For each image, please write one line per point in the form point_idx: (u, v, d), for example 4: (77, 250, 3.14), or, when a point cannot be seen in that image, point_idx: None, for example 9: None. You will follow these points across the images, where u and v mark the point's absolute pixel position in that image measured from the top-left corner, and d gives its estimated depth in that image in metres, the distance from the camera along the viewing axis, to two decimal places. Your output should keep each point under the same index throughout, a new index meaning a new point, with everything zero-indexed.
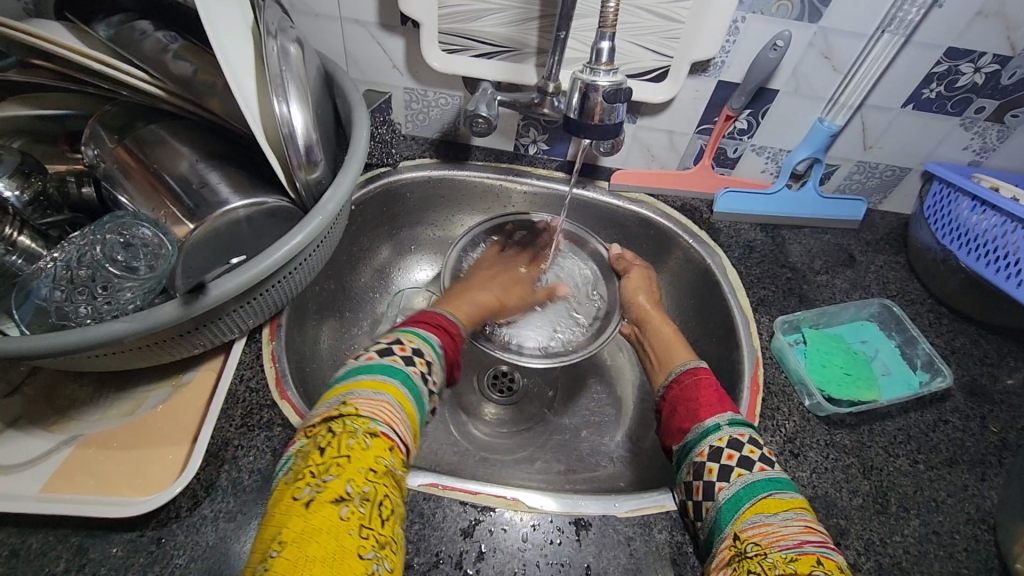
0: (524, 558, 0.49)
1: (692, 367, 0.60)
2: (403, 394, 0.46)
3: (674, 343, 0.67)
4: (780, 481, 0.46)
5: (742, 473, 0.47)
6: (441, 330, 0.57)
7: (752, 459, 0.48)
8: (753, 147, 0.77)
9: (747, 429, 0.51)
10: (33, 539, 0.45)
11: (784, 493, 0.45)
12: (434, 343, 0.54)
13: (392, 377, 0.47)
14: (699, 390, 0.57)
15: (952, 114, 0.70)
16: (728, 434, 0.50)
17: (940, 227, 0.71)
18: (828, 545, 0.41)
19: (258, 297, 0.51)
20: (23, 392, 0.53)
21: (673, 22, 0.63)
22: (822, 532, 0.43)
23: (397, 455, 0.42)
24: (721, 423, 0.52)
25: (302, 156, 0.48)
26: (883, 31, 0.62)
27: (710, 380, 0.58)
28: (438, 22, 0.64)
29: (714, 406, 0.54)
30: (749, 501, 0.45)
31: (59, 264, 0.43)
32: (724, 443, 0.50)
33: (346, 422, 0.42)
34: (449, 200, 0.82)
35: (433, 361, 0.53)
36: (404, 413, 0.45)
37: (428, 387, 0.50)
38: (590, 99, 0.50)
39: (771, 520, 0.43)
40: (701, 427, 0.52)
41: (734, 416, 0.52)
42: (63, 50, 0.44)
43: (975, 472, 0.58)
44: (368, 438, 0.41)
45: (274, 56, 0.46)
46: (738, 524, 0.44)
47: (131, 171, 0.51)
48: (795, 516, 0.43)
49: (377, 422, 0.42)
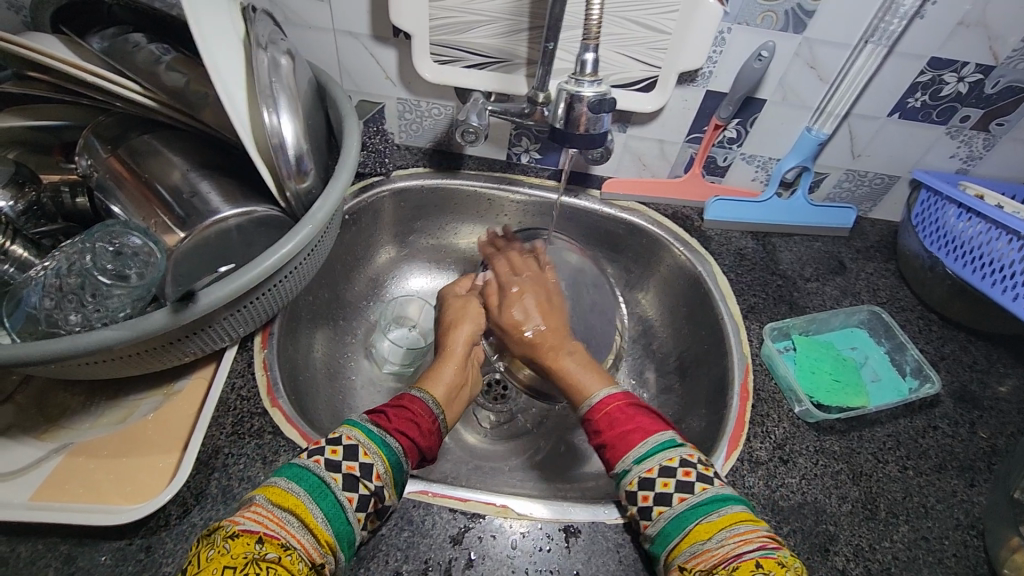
0: (513, 565, 0.49)
1: (593, 402, 0.55)
2: (288, 486, 0.42)
3: (580, 369, 0.60)
4: (705, 503, 0.45)
5: (662, 510, 0.46)
6: (385, 408, 0.52)
7: (668, 495, 0.46)
8: (743, 155, 0.78)
9: (655, 462, 0.48)
10: (22, 548, 0.45)
11: (711, 513, 0.44)
12: (365, 423, 0.49)
13: (277, 476, 0.43)
14: (603, 431, 0.53)
15: (937, 123, 0.70)
16: (636, 475, 0.48)
17: (927, 234, 0.71)
18: (766, 546, 0.41)
19: (250, 305, 0.51)
20: (14, 401, 0.53)
21: (660, 33, 0.64)
22: (764, 536, 0.42)
23: (273, 544, 0.38)
24: (628, 466, 0.49)
25: (292, 166, 0.49)
26: (867, 42, 0.63)
27: (611, 412, 0.53)
28: (430, 34, 0.65)
29: (619, 446, 0.51)
30: (677, 534, 0.45)
31: (49, 273, 0.43)
32: (635, 486, 0.48)
33: (210, 536, 0.40)
34: (442, 210, 0.82)
35: (356, 439, 0.46)
36: (280, 506, 0.41)
37: (343, 470, 0.44)
38: (575, 109, 0.51)
39: (707, 546, 0.42)
40: (613, 475, 0.50)
41: (640, 453, 0.49)
42: (54, 62, 0.45)
43: (964, 478, 0.59)
44: (228, 542, 0.38)
45: (265, 68, 0.47)
46: (681, 556, 0.44)
47: (124, 180, 0.51)
48: (727, 533, 0.42)
49: (238, 523, 0.39)
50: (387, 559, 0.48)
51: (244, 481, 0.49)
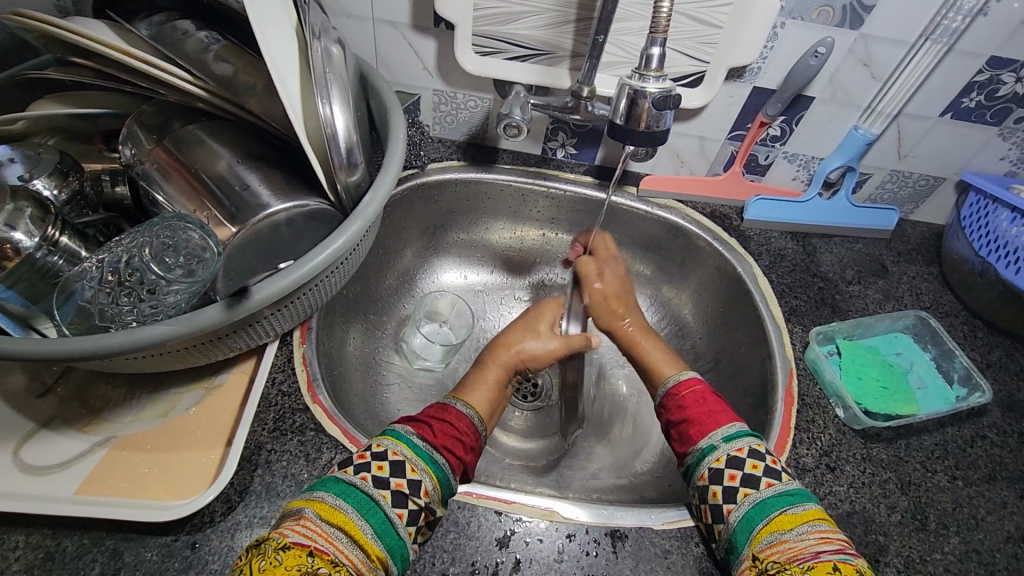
0: (560, 570, 0.48)
1: (673, 384, 0.57)
2: (336, 502, 0.41)
3: (661, 355, 0.62)
4: (791, 493, 0.45)
5: (748, 493, 0.46)
6: (432, 421, 0.49)
7: (756, 476, 0.46)
8: (785, 154, 0.76)
9: (744, 443, 0.49)
10: (68, 542, 0.44)
11: (796, 505, 0.44)
12: (411, 436, 0.47)
13: (322, 491, 0.42)
14: (687, 408, 0.53)
15: (990, 124, 0.69)
16: (725, 453, 0.48)
17: (977, 238, 0.70)
18: (846, 551, 0.41)
19: (295, 301, 0.50)
20: (56, 393, 0.53)
21: (711, 27, 0.62)
22: (841, 540, 0.42)
23: (323, 560, 0.37)
24: (716, 442, 0.49)
25: (343, 158, 0.48)
26: (926, 39, 0.61)
27: (695, 393, 0.54)
28: (473, 24, 0.64)
29: (706, 422, 0.52)
30: (761, 523, 0.44)
31: (104, 265, 0.43)
32: (723, 463, 0.48)
33: (260, 547, 0.38)
34: (476, 204, 0.81)
35: (404, 455, 0.45)
36: (329, 522, 0.40)
37: (390, 487, 0.43)
38: (638, 105, 0.51)
39: (786, 536, 0.42)
40: (697, 448, 0.50)
41: (731, 430, 0.50)
42: (107, 49, 0.44)
43: (1014, 489, 0.57)
44: (279, 555, 0.37)
45: (319, 58, 0.45)
46: (755, 545, 0.43)
47: (170, 171, 0.50)
48: (809, 528, 0.42)
49: (287, 536, 0.38)
50: (433, 561, 0.47)
51: (287, 478, 0.49)
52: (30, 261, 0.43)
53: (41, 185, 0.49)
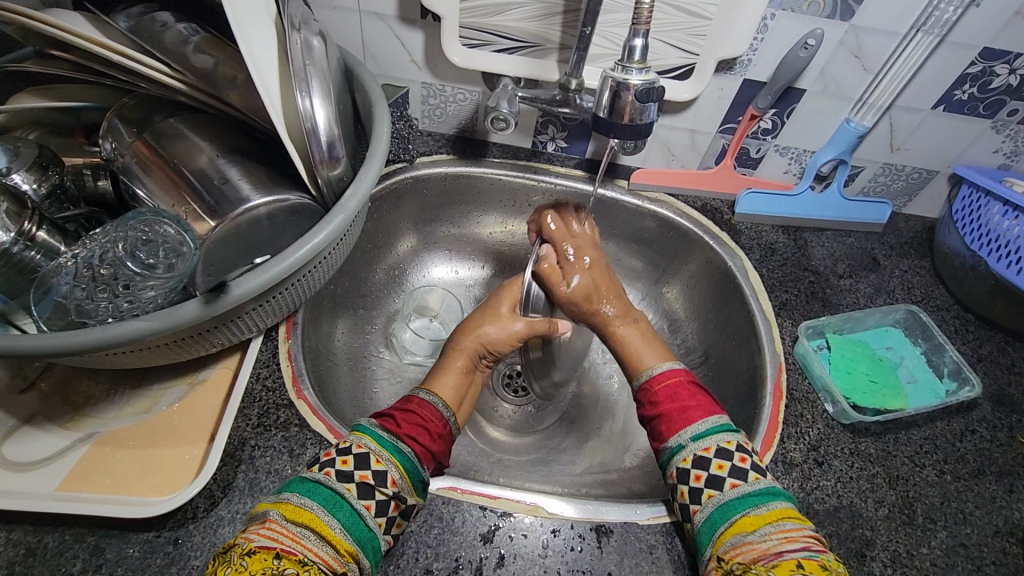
0: (545, 566, 0.48)
1: (653, 373, 0.54)
2: (302, 500, 0.41)
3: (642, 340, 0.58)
4: (755, 494, 0.44)
5: (712, 495, 0.46)
6: (396, 413, 0.49)
7: (721, 478, 0.46)
8: (777, 147, 0.75)
9: (713, 441, 0.48)
10: (49, 538, 0.44)
11: (760, 506, 0.44)
12: (375, 428, 0.47)
13: (284, 492, 0.42)
14: (659, 403, 0.52)
15: (983, 116, 0.68)
16: (691, 453, 0.48)
17: (969, 231, 0.69)
18: (812, 549, 0.41)
19: (278, 296, 0.50)
20: (38, 389, 0.53)
21: (700, 18, 0.62)
22: (807, 536, 0.42)
23: (291, 560, 0.37)
24: (684, 442, 0.49)
25: (324, 152, 0.47)
26: (918, 30, 0.61)
27: (672, 385, 0.52)
28: (460, 16, 0.63)
29: (678, 419, 0.50)
30: (723, 523, 0.44)
31: (80, 261, 0.42)
32: (689, 464, 0.47)
33: (225, 553, 0.38)
34: (466, 198, 0.80)
35: (366, 447, 0.45)
36: (295, 521, 0.40)
37: (356, 479, 0.43)
38: (621, 98, 0.50)
39: (750, 538, 0.42)
40: (666, 448, 0.50)
41: (701, 429, 0.49)
42: (83, 41, 0.43)
43: (1002, 484, 0.57)
44: (245, 559, 0.36)
45: (298, 50, 0.45)
46: (720, 546, 0.43)
47: (150, 165, 0.49)
48: (773, 528, 0.42)
49: (253, 540, 0.38)
50: (417, 557, 0.47)
51: (271, 474, 0.49)
52: (7, 257, 0.42)
53: (20, 179, 0.48)
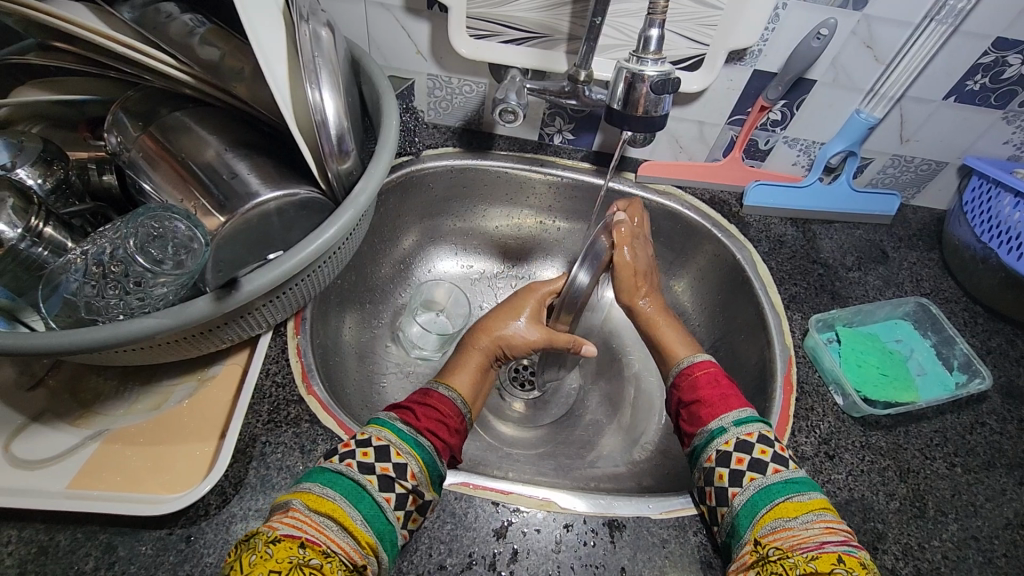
0: (558, 560, 0.48)
1: (690, 363, 0.56)
2: (323, 490, 0.41)
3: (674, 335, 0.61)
4: (795, 481, 0.45)
5: (755, 477, 0.45)
6: (417, 407, 0.49)
7: (763, 463, 0.46)
8: (786, 139, 0.75)
9: (754, 428, 0.48)
10: (61, 536, 0.44)
11: (802, 493, 0.44)
12: (395, 423, 0.47)
13: (307, 481, 0.42)
14: (698, 389, 0.53)
15: (995, 107, 0.67)
16: (734, 436, 0.48)
17: (979, 223, 0.69)
18: (851, 543, 0.41)
19: (288, 292, 0.50)
20: (46, 385, 0.52)
21: (711, 8, 0.61)
22: (844, 529, 0.42)
23: (314, 550, 0.37)
24: (726, 425, 0.49)
25: (334, 146, 0.47)
26: (931, 20, 0.60)
27: (709, 374, 0.54)
28: (468, 7, 0.62)
29: (717, 405, 0.51)
30: (765, 506, 0.44)
31: (89, 257, 0.42)
32: (732, 447, 0.47)
33: (249, 541, 0.38)
34: (472, 191, 0.80)
35: (389, 441, 0.45)
36: (318, 510, 0.40)
37: (377, 471, 0.43)
38: (636, 89, 0.49)
39: (791, 524, 0.42)
40: (705, 430, 0.50)
41: (742, 414, 0.50)
42: (87, 32, 0.42)
43: (1013, 476, 0.57)
44: (271, 547, 0.37)
45: (307, 41, 0.44)
46: (758, 530, 0.43)
47: (156, 159, 0.49)
48: (815, 516, 0.42)
49: (278, 528, 0.38)
50: (429, 553, 0.47)
51: (283, 470, 0.48)
52: (13, 254, 0.42)
53: (24, 173, 0.47)
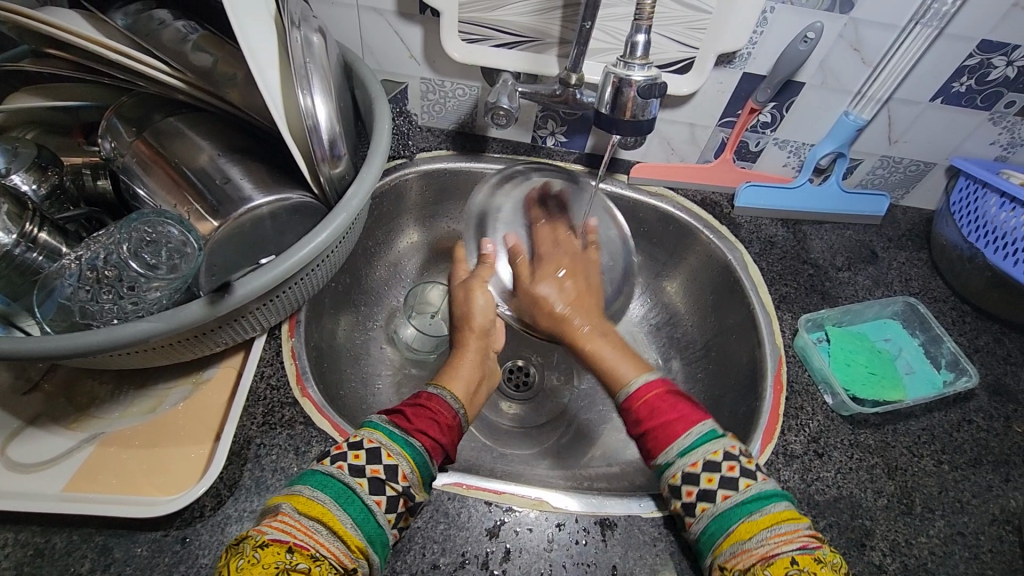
0: (550, 559, 0.48)
1: (631, 391, 0.53)
2: (313, 493, 0.41)
3: (617, 356, 0.58)
4: (749, 501, 0.44)
5: (707, 507, 0.45)
6: (413, 410, 0.50)
7: (711, 491, 0.45)
8: (776, 141, 0.76)
9: (699, 454, 0.47)
10: (57, 539, 0.44)
11: (754, 512, 0.43)
12: (384, 423, 0.47)
13: (298, 485, 0.42)
14: (642, 420, 0.51)
15: (981, 109, 0.68)
16: (679, 469, 0.47)
17: (966, 223, 0.70)
18: (809, 549, 0.40)
19: (281, 295, 0.50)
20: (42, 389, 0.53)
21: (700, 12, 0.61)
22: (803, 535, 0.41)
23: (302, 554, 0.37)
24: (671, 458, 0.48)
25: (326, 150, 0.47)
26: (916, 23, 0.61)
27: (651, 402, 0.51)
28: (459, 11, 0.63)
29: (663, 434, 0.49)
30: (720, 535, 0.43)
31: (83, 262, 0.42)
32: (679, 480, 0.47)
33: (239, 545, 0.38)
34: (465, 193, 0.80)
35: (380, 442, 0.45)
36: (307, 514, 0.40)
37: (367, 474, 0.43)
38: (623, 93, 0.50)
39: (748, 545, 0.42)
40: (656, 464, 0.49)
41: (685, 444, 0.47)
42: (81, 40, 0.43)
43: (999, 473, 0.58)
44: (258, 551, 0.37)
45: (298, 47, 0.45)
46: (720, 555, 0.43)
47: (150, 164, 0.49)
48: (770, 533, 0.41)
49: (265, 533, 0.38)
50: (423, 552, 0.48)
51: (277, 472, 0.49)
52: (8, 259, 0.42)
53: (19, 179, 0.48)
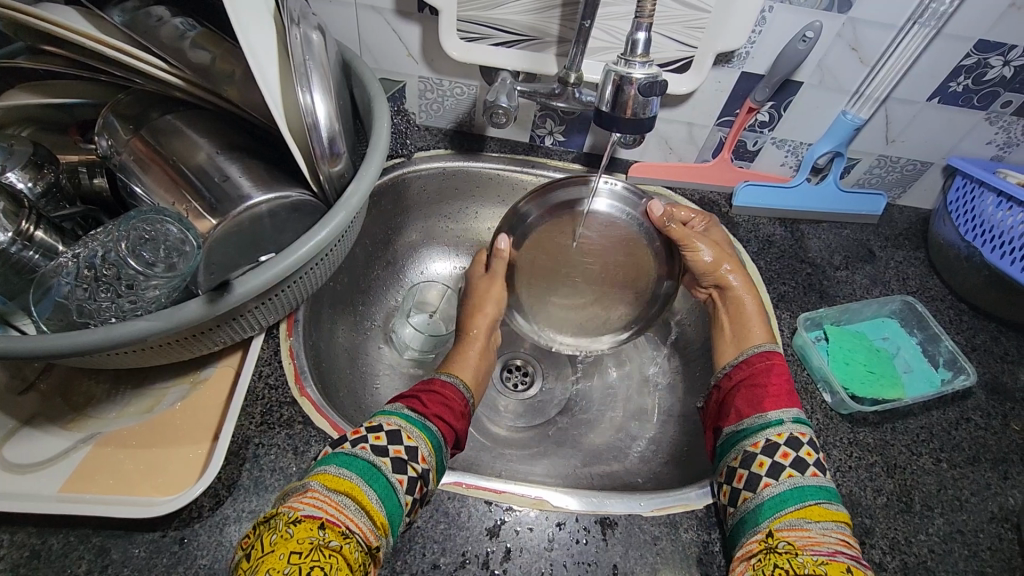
0: (550, 558, 0.48)
1: (758, 350, 0.59)
2: (339, 471, 0.41)
3: (755, 319, 0.63)
4: (828, 490, 0.47)
5: (792, 474, 0.48)
6: (428, 396, 0.52)
7: (806, 463, 0.49)
8: (774, 140, 0.76)
9: (808, 430, 0.51)
10: (54, 540, 0.44)
11: (829, 503, 0.46)
12: (402, 410, 0.49)
13: (324, 463, 0.42)
14: (760, 378, 0.56)
15: (977, 108, 0.69)
16: (788, 431, 0.51)
17: (963, 222, 0.70)
18: (862, 561, 0.42)
19: (279, 294, 0.50)
20: (38, 389, 0.52)
21: (699, 11, 0.61)
22: (860, 550, 0.44)
23: (334, 532, 0.38)
24: (785, 418, 0.52)
25: (325, 148, 0.47)
26: (914, 22, 0.61)
27: (770, 367, 0.56)
28: (458, 9, 0.63)
29: (778, 398, 0.54)
30: (794, 504, 0.46)
31: (81, 260, 0.42)
32: (782, 440, 0.50)
33: (271, 518, 0.39)
34: (463, 193, 0.80)
35: (398, 426, 0.46)
36: (336, 490, 0.40)
37: (390, 453, 0.44)
38: (624, 92, 0.50)
39: (809, 526, 0.44)
40: (763, 417, 0.52)
41: (799, 414, 0.52)
42: (77, 36, 0.43)
43: (997, 471, 0.58)
44: (291, 527, 0.37)
45: (297, 44, 0.44)
46: (775, 523, 0.46)
47: (148, 162, 0.49)
48: (835, 527, 0.44)
49: (298, 508, 0.39)
50: (423, 552, 0.48)
51: (276, 472, 0.48)
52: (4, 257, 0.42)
53: (15, 177, 0.47)
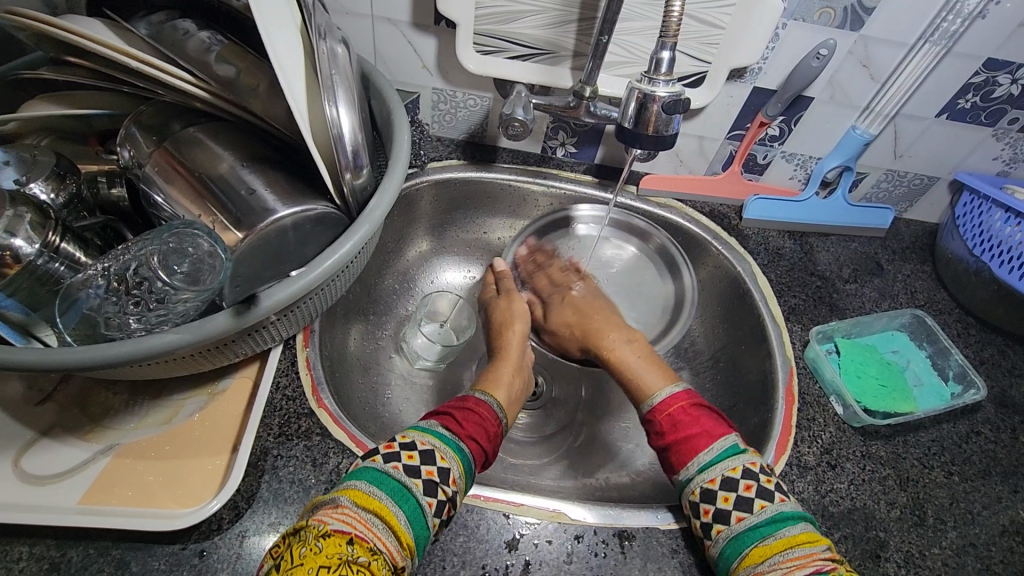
0: (569, 571, 0.48)
1: (655, 403, 0.56)
2: (370, 489, 0.42)
3: (647, 368, 0.61)
4: (762, 523, 0.45)
5: (722, 528, 0.46)
6: (470, 417, 0.53)
7: (726, 511, 0.46)
8: (783, 154, 0.77)
9: (718, 471, 0.48)
10: (73, 552, 0.43)
11: (768, 536, 0.44)
12: (439, 430, 0.49)
13: (356, 479, 0.42)
14: (664, 435, 0.54)
15: (985, 125, 0.70)
16: (698, 485, 0.48)
17: (971, 237, 0.71)
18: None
19: (300, 306, 0.50)
20: (55, 400, 0.52)
21: (713, 27, 0.62)
22: (816, 560, 0.42)
23: (362, 548, 0.38)
24: (692, 473, 0.50)
25: (350, 160, 0.47)
26: (924, 41, 0.62)
27: (672, 416, 0.54)
28: (475, 23, 0.63)
29: (684, 450, 0.51)
30: (735, 556, 0.44)
31: (111, 273, 0.42)
32: (698, 497, 0.48)
33: (298, 533, 0.38)
34: (475, 203, 0.81)
35: (432, 444, 0.47)
36: (366, 508, 0.40)
37: (421, 476, 0.44)
38: (647, 109, 0.51)
39: (760, 570, 0.43)
40: (679, 479, 0.51)
41: (708, 458, 0.50)
42: (106, 49, 0.43)
43: (1008, 484, 0.58)
44: (320, 542, 0.37)
45: (324, 59, 0.45)
46: None
47: (170, 174, 0.49)
48: (783, 558, 0.42)
49: (328, 523, 0.39)
50: (443, 565, 0.48)
51: (295, 484, 0.48)
52: (31, 269, 0.42)
53: (38, 188, 0.47)
